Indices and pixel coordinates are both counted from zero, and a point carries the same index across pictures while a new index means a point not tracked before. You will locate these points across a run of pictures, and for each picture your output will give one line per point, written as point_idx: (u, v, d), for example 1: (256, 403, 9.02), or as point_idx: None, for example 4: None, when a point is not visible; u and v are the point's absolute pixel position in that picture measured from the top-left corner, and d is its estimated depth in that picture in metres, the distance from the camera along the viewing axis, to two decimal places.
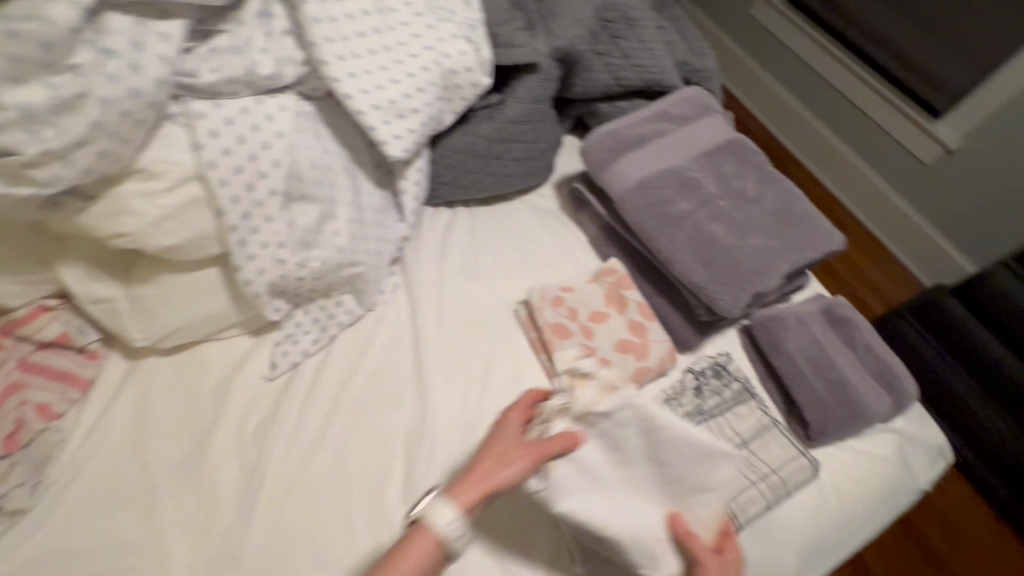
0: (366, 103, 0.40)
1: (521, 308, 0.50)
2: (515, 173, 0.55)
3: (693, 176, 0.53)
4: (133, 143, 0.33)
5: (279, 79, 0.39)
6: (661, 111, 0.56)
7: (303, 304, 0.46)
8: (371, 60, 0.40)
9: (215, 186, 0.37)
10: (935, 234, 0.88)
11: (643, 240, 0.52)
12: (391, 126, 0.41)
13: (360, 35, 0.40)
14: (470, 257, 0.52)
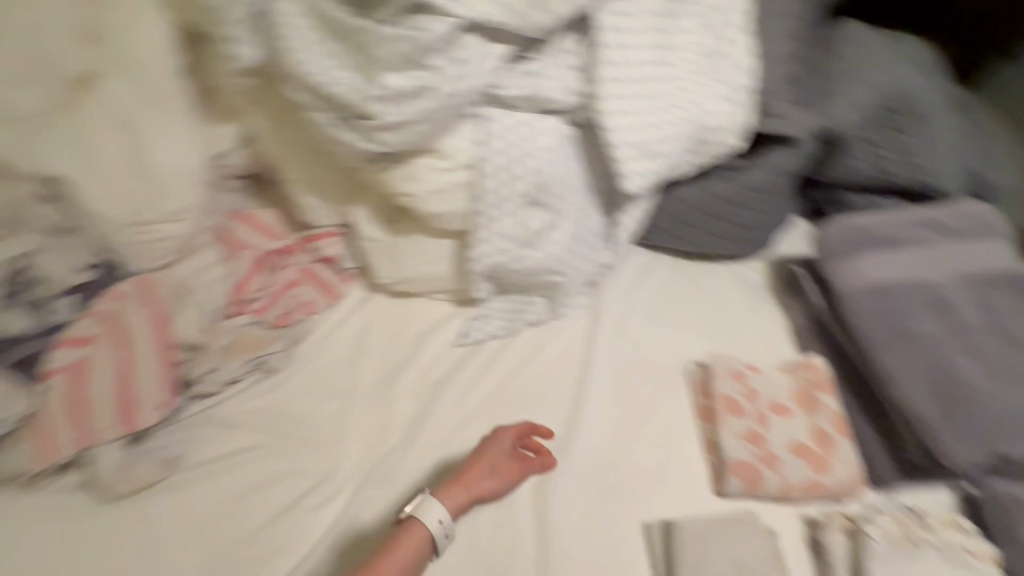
0: (628, 143, 0.59)
1: (693, 369, 0.64)
2: (727, 237, 0.69)
3: (945, 297, 0.61)
4: (428, 137, 0.56)
5: (543, 110, 0.60)
6: (931, 221, 0.65)
7: (501, 294, 0.66)
8: (642, 114, 0.58)
9: (482, 176, 0.59)
10: None
11: (857, 344, 0.62)
12: (637, 163, 0.60)
13: (644, 99, 0.58)
14: (643, 323, 0.66)
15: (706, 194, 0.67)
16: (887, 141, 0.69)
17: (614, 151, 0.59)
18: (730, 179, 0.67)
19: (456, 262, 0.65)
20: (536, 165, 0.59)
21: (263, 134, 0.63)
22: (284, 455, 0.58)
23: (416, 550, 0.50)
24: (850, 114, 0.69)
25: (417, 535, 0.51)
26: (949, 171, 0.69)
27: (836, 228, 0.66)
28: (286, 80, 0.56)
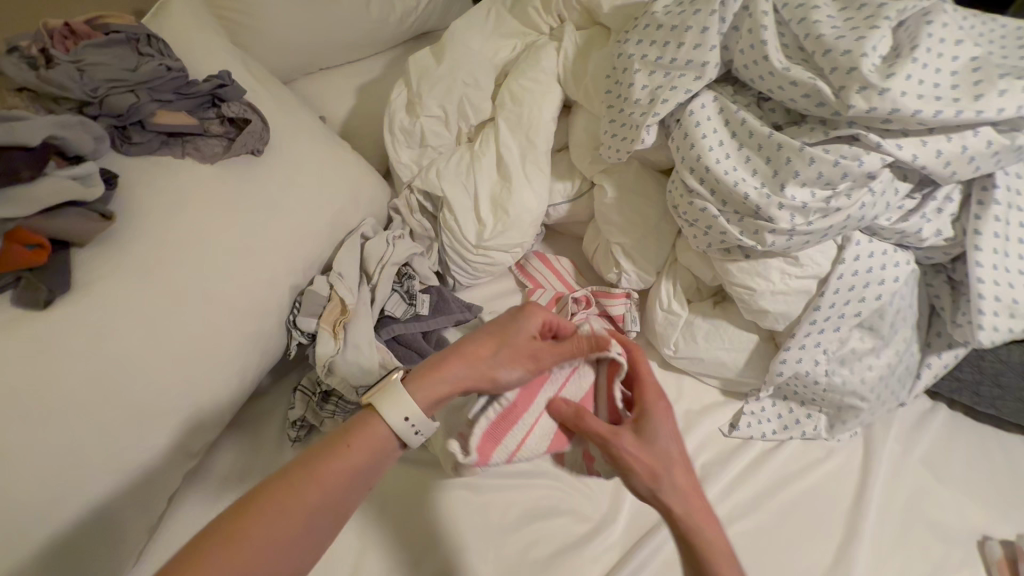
0: (782, 233, 0.72)
1: (733, 435, 0.90)
2: (844, 345, 0.81)
3: (863, 375, 0.82)
4: (644, 241, 0.93)
5: (730, 193, 0.74)
6: (909, 315, 0.81)
7: (682, 348, 0.92)
8: (797, 211, 0.70)
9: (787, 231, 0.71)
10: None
11: (828, 405, 0.87)
12: (784, 243, 0.72)
13: (805, 199, 0.70)
14: (770, 454, 0.89)
15: (837, 314, 0.79)
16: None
17: (767, 237, 0.72)
18: (880, 281, 0.77)
19: None
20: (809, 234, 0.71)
21: (614, 196, 0.93)
22: (395, 520, 0.75)
23: (367, 443, 0.58)
24: (1005, 231, 0.73)
25: (377, 431, 0.59)
26: None
27: (991, 317, 0.73)
28: (504, 195, 0.94)
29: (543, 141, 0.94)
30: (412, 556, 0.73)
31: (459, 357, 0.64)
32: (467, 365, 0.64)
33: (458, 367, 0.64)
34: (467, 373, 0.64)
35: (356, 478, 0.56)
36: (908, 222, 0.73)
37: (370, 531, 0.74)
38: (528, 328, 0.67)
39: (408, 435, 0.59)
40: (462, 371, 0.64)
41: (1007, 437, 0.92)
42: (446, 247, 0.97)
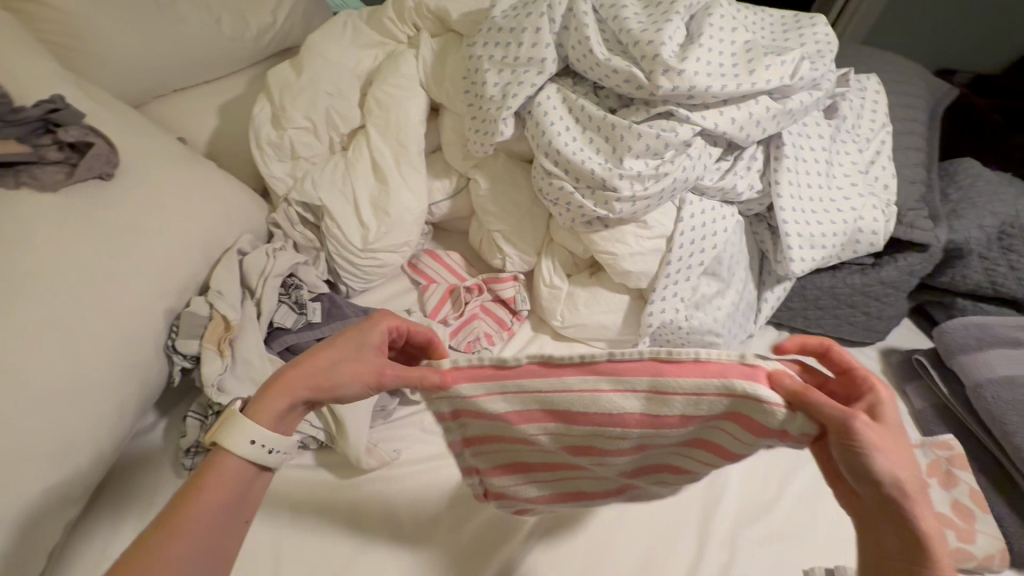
0: (626, 200, 0.82)
1: None
2: (696, 292, 0.95)
3: (715, 315, 0.96)
4: (521, 226, 1.01)
5: (580, 171, 0.84)
6: (742, 260, 0.97)
7: (568, 318, 1.01)
8: (635, 179, 0.81)
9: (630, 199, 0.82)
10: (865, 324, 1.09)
11: (694, 347, 1.01)
12: (629, 209, 0.83)
13: (640, 169, 0.81)
14: None
15: (685, 265, 0.91)
16: (817, 200, 0.91)
17: (615, 206, 0.83)
18: (714, 233, 0.91)
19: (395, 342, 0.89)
20: (649, 199, 0.83)
21: (488, 187, 1.00)
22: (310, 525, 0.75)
23: (236, 475, 0.52)
24: (797, 181, 0.90)
25: (229, 463, 0.53)
26: (869, 222, 0.92)
27: (798, 250, 0.90)
28: (384, 198, 0.98)
29: (414, 143, 0.99)
30: (332, 556, 0.73)
31: (298, 370, 0.55)
32: (346, 364, 0.55)
33: (298, 390, 0.55)
34: (346, 385, 0.55)
35: (228, 503, 0.51)
36: (725, 180, 0.88)
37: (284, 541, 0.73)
38: (372, 345, 0.58)
39: (261, 457, 0.53)
40: (336, 369, 0.55)
41: (834, 350, 1.12)
42: (333, 255, 0.99)
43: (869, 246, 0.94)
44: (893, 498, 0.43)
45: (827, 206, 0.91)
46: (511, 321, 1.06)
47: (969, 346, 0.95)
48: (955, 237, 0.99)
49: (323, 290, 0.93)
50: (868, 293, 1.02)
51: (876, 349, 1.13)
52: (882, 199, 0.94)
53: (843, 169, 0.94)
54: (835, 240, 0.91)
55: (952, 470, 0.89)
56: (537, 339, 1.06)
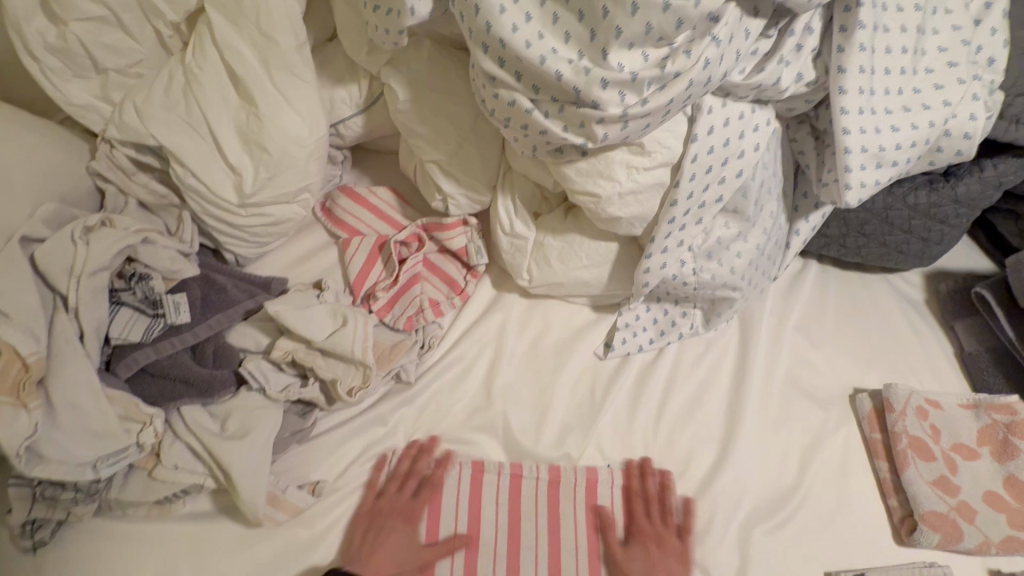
0: (611, 120, 0.52)
1: (603, 354, 0.80)
2: (709, 238, 0.69)
3: (735, 265, 0.71)
4: (463, 151, 0.71)
5: (538, 77, 0.52)
6: (778, 182, 0.70)
7: (537, 275, 0.76)
8: (624, 87, 0.50)
9: (617, 119, 0.52)
10: (920, 261, 0.85)
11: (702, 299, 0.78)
12: (616, 134, 0.53)
13: (631, 69, 0.50)
14: (648, 363, 0.80)
15: (694, 207, 0.65)
16: (898, 92, 0.61)
17: (595, 131, 0.53)
18: (739, 154, 0.63)
19: (297, 341, 0.64)
20: (646, 116, 0.53)
21: (410, 100, 0.68)
22: None
23: None
24: (872, 61, 0.59)
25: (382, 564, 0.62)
26: (964, 121, 0.63)
27: (858, 173, 0.62)
28: (256, 125, 0.66)
29: (283, 33, 0.64)
30: None
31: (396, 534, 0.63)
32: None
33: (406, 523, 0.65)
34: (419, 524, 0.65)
35: None
36: (764, 71, 0.58)
37: None
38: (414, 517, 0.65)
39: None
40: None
41: (871, 280, 0.90)
42: (199, 215, 0.70)
43: (954, 156, 0.66)
44: (898, 483, 0.72)
45: (909, 100, 0.61)
46: (464, 279, 0.81)
47: None
48: None
49: (190, 273, 0.66)
50: (931, 215, 0.77)
51: (922, 274, 0.91)
52: (985, 81, 0.64)
53: (938, 37, 0.62)
54: (913, 152, 0.63)
55: (1010, 438, 0.72)
56: (500, 298, 0.81)
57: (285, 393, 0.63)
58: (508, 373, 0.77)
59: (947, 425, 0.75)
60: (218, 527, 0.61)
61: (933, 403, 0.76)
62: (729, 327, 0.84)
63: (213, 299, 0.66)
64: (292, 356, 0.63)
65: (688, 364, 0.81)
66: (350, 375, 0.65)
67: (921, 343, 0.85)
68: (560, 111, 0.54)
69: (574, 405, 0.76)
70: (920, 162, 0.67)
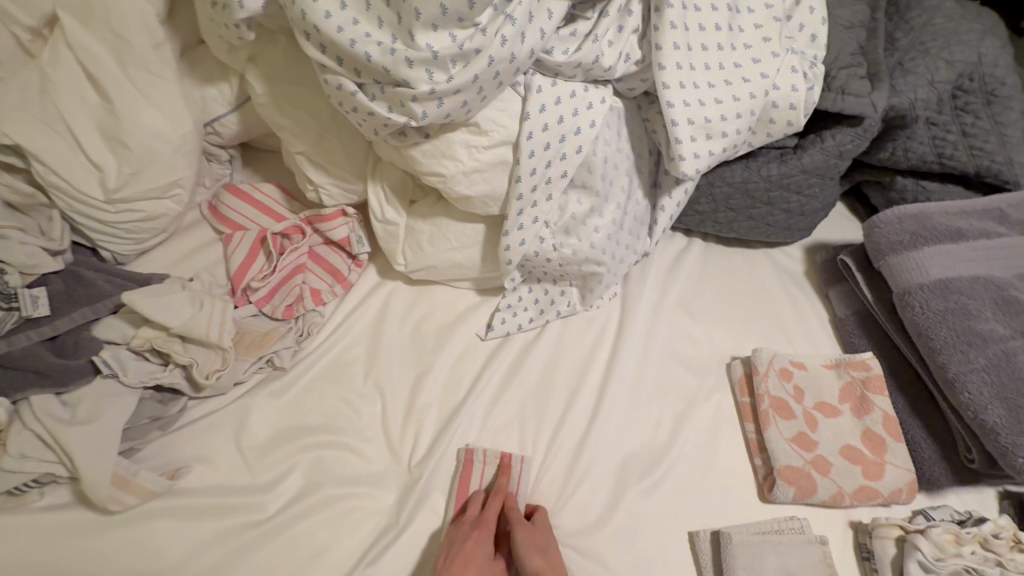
0: (425, 99, 0.55)
1: (485, 335, 0.82)
2: (565, 216, 0.72)
3: (595, 239, 0.74)
4: (326, 142, 0.74)
5: (355, 60, 0.55)
6: (627, 157, 0.73)
7: (412, 259, 0.78)
8: (431, 66, 0.54)
9: (430, 97, 0.55)
10: (792, 233, 0.89)
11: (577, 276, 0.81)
12: (434, 112, 0.57)
13: (434, 49, 0.53)
14: (531, 343, 0.83)
15: (541, 184, 0.68)
16: (718, 68, 0.65)
17: (413, 110, 0.56)
18: (576, 130, 0.66)
19: (156, 330, 0.65)
20: (459, 92, 0.56)
21: (268, 95, 0.71)
22: None
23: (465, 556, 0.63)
24: (686, 38, 0.63)
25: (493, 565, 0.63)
26: (786, 93, 0.67)
27: (690, 144, 0.66)
28: (114, 121, 0.68)
29: (135, 33, 0.66)
30: None
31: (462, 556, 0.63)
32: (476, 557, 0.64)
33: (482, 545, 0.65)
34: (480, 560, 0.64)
35: None
36: (582, 51, 0.61)
37: None
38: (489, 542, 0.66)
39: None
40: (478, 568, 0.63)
41: (752, 254, 0.93)
42: (67, 213, 0.71)
43: (785, 126, 0.70)
44: (763, 448, 0.74)
45: (729, 74, 0.65)
46: (347, 267, 0.83)
47: (901, 245, 0.75)
48: (897, 101, 0.74)
49: (52, 269, 0.68)
50: (785, 187, 0.81)
51: (801, 247, 0.95)
52: (805, 56, 0.69)
53: (754, 16, 0.67)
54: (741, 123, 0.67)
55: (866, 394, 0.75)
56: (383, 286, 0.84)
57: (144, 380, 0.65)
58: (388, 356, 0.78)
59: (811, 386, 0.77)
60: (71, 517, 0.61)
61: (798, 365, 0.78)
62: (611, 303, 0.86)
63: (78, 294, 0.68)
64: (152, 345, 0.65)
65: (569, 340, 0.83)
66: (210, 360, 0.67)
67: (797, 311, 0.88)
68: (383, 92, 0.57)
69: (455, 385, 0.77)
70: (756, 134, 0.70)
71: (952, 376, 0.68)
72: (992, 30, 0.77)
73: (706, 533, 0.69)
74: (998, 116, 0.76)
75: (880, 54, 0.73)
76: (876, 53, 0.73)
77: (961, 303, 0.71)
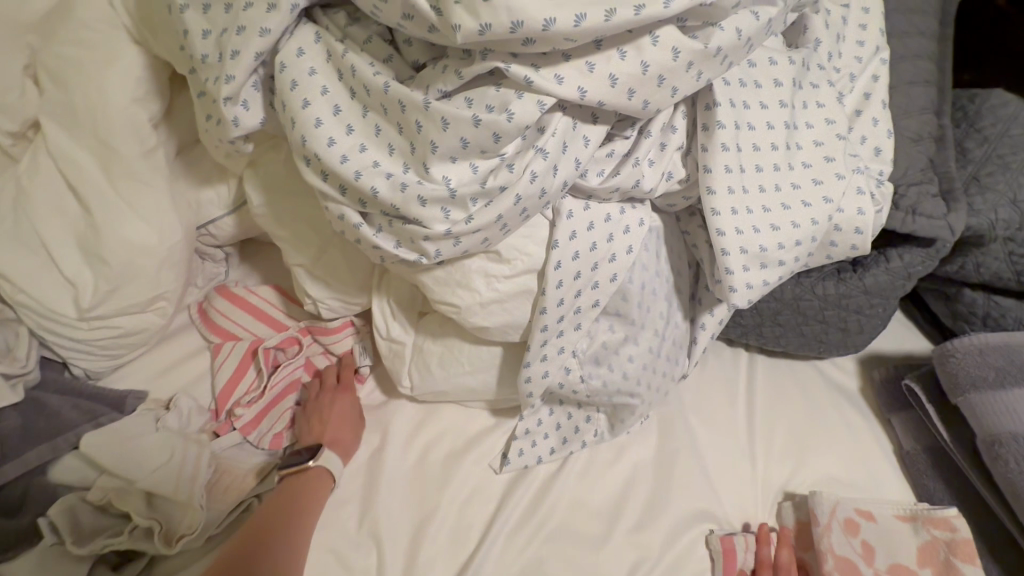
0: (439, 237, 0.47)
1: (499, 467, 0.72)
2: (594, 344, 0.63)
3: (629, 368, 0.64)
4: (328, 254, 0.66)
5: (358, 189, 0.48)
6: (666, 278, 0.65)
7: (418, 380, 0.69)
8: (446, 204, 0.46)
9: (444, 235, 0.47)
10: (848, 352, 0.79)
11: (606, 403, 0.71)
12: (450, 251, 0.48)
13: (450, 185, 0.45)
14: (550, 476, 0.72)
15: (570, 314, 0.59)
16: (774, 190, 0.57)
17: (425, 247, 0.48)
18: (610, 256, 0.58)
19: (119, 478, 0.58)
20: (479, 230, 0.48)
21: (266, 204, 0.64)
22: None
23: (310, 490, 0.64)
24: (739, 159, 0.56)
25: (315, 482, 0.65)
26: (852, 216, 0.59)
27: (742, 275, 0.57)
28: (94, 234, 0.61)
29: (123, 142, 0.60)
30: None
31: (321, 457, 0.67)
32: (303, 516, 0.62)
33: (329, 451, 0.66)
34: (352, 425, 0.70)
35: None
36: (620, 175, 0.54)
37: None
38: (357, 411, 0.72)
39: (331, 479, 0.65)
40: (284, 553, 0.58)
41: (801, 369, 0.83)
42: (35, 332, 0.63)
43: (849, 251, 0.61)
44: None
45: (786, 197, 0.57)
46: (351, 371, 0.74)
47: (985, 382, 0.65)
48: (974, 220, 0.65)
49: (10, 400, 0.60)
50: (844, 306, 0.71)
51: (857, 361, 0.84)
52: (871, 173, 0.60)
53: (813, 130, 0.59)
54: (800, 251, 0.58)
55: (952, 560, 0.64)
56: (386, 405, 0.74)
57: (99, 542, 0.55)
58: (388, 494, 0.68)
59: (881, 543, 0.66)
60: None
61: (866, 515, 0.67)
62: (643, 428, 0.76)
63: (38, 429, 0.60)
64: (110, 497, 0.57)
65: (594, 473, 0.72)
66: (179, 512, 0.58)
67: (859, 442, 0.77)
68: (389, 224, 0.49)
69: (462, 531, 0.67)
70: (816, 258, 0.62)
71: None
72: None
73: None
74: None
75: (953, 168, 0.65)
76: (950, 167, 0.64)
77: None
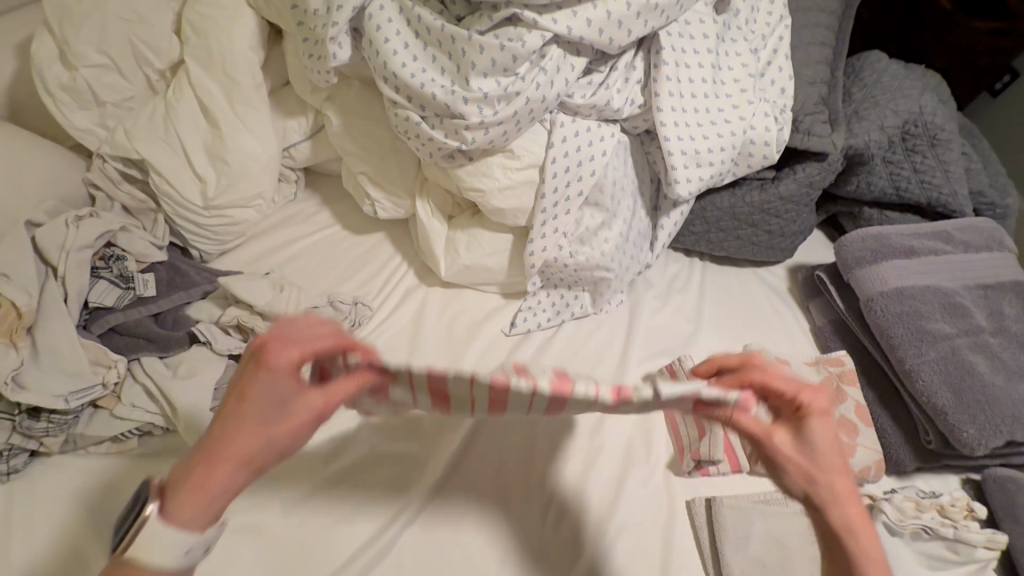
0: (474, 128, 0.71)
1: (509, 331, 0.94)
2: (579, 227, 0.86)
3: (606, 247, 0.88)
4: (385, 164, 0.90)
5: (421, 97, 0.72)
6: (633, 182, 0.89)
7: (449, 261, 0.92)
8: (480, 103, 0.70)
9: (478, 126, 0.71)
10: (777, 256, 1.03)
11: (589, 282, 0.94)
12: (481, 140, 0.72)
13: (483, 90, 0.69)
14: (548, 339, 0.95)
15: (562, 199, 0.82)
16: (705, 111, 0.81)
17: (465, 136, 0.72)
18: (591, 158, 0.82)
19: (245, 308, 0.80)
20: (501, 124, 0.72)
21: (342, 125, 0.87)
22: None
23: (192, 512, 0.46)
24: (680, 88, 0.80)
25: (181, 519, 0.46)
26: (762, 131, 0.83)
27: (683, 171, 0.81)
28: (218, 142, 0.84)
29: (243, 75, 0.83)
30: None
31: (210, 465, 0.47)
32: (268, 443, 0.49)
33: (232, 475, 0.47)
34: (290, 442, 0.50)
35: None
36: (597, 96, 0.78)
37: (114, 537, 0.65)
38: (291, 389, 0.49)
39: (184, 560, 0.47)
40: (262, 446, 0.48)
41: (742, 272, 1.07)
42: (171, 215, 0.86)
43: (762, 159, 0.85)
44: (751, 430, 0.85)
45: (714, 116, 0.82)
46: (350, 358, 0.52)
47: (865, 259, 0.89)
48: (854, 141, 0.89)
49: (158, 259, 0.83)
50: (767, 211, 0.95)
51: (786, 267, 1.08)
52: (776, 104, 0.85)
53: (733, 73, 0.84)
54: (725, 155, 0.82)
55: (841, 386, 0.87)
56: (422, 288, 0.97)
57: (230, 350, 0.78)
58: (427, 344, 0.90)
59: (793, 379, 0.88)
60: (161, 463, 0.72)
61: (783, 360, 0.90)
62: (620, 308, 0.99)
63: (176, 281, 0.82)
64: (238, 321, 0.79)
65: (582, 336, 0.95)
66: None
67: (783, 321, 1.00)
68: (440, 122, 0.73)
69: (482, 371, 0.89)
70: (738, 164, 0.86)
71: (909, 366, 0.80)
72: (934, 88, 0.95)
73: (701, 501, 0.78)
74: (941, 157, 0.92)
75: (839, 104, 0.90)
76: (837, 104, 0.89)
77: (915, 307, 0.83)
